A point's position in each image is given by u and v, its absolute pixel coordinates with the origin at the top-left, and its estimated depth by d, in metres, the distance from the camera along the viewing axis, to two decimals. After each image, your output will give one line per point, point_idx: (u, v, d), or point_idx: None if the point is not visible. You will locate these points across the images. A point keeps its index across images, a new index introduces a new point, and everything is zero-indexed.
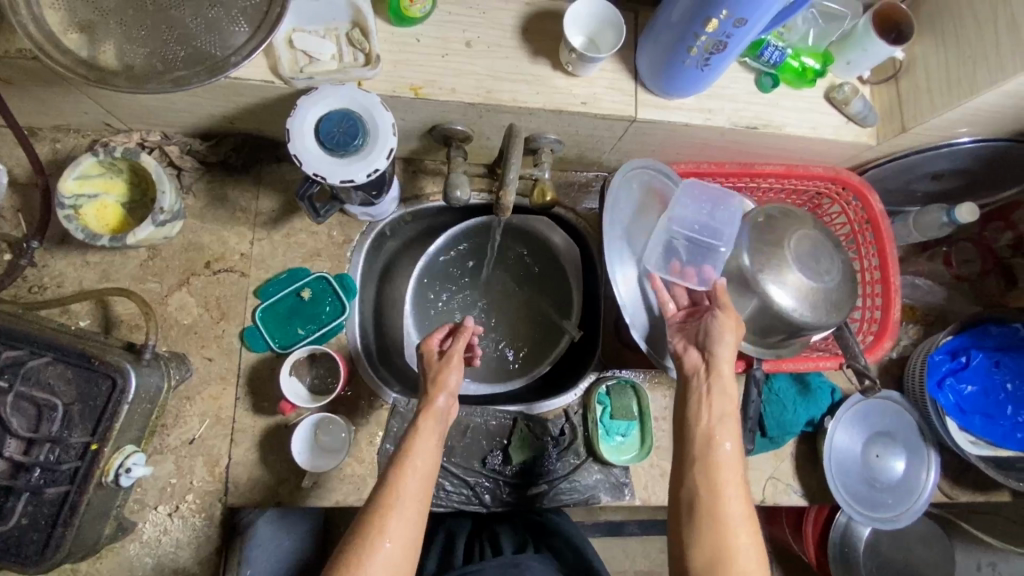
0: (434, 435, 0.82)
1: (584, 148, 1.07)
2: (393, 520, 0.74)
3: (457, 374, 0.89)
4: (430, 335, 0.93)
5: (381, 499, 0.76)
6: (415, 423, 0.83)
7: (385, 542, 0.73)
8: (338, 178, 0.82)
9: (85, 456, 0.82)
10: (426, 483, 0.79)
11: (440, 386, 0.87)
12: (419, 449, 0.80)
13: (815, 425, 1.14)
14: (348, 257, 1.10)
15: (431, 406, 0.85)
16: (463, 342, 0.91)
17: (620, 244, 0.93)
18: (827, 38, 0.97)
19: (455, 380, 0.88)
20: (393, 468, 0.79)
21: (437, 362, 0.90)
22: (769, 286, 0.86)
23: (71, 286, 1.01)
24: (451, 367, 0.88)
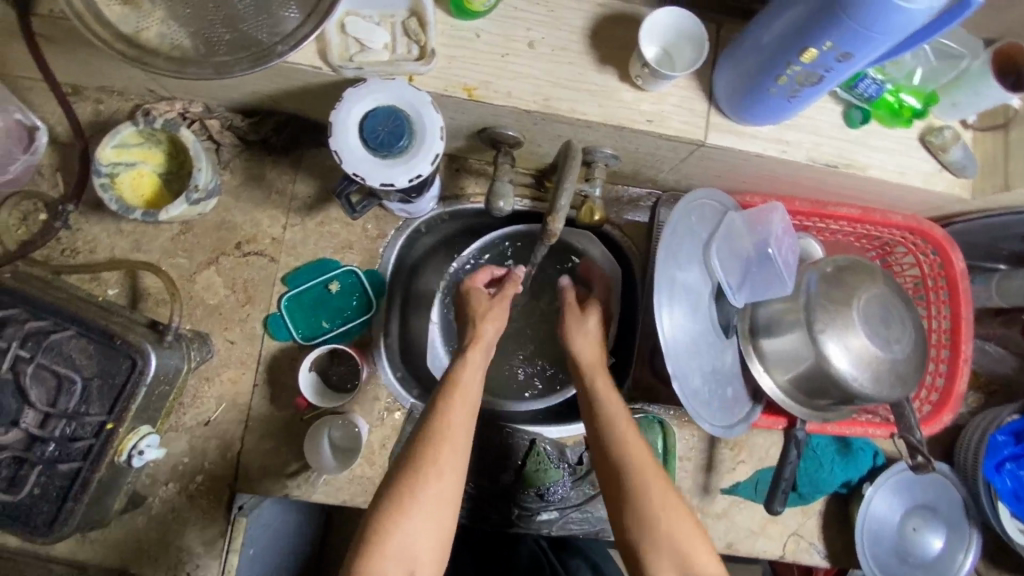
0: (477, 369, 0.86)
1: (641, 165, 0.99)
2: (445, 454, 0.76)
3: (502, 312, 0.94)
4: (475, 276, 0.99)
5: (434, 431, 0.77)
6: (463, 355, 0.87)
7: (438, 467, 0.75)
8: (377, 181, 0.77)
9: (100, 434, 0.81)
10: (473, 414, 0.81)
11: (486, 321, 0.92)
12: (466, 381, 0.83)
13: (850, 487, 1.06)
14: (380, 252, 1.06)
15: (478, 338, 0.90)
16: (511, 287, 0.97)
17: (673, 277, 0.79)
18: (935, 74, 0.86)
19: (501, 321, 0.93)
20: (443, 396, 0.81)
21: (486, 300, 0.95)
22: (827, 347, 0.78)
23: (102, 253, 1.00)
24: (500, 304, 0.94)
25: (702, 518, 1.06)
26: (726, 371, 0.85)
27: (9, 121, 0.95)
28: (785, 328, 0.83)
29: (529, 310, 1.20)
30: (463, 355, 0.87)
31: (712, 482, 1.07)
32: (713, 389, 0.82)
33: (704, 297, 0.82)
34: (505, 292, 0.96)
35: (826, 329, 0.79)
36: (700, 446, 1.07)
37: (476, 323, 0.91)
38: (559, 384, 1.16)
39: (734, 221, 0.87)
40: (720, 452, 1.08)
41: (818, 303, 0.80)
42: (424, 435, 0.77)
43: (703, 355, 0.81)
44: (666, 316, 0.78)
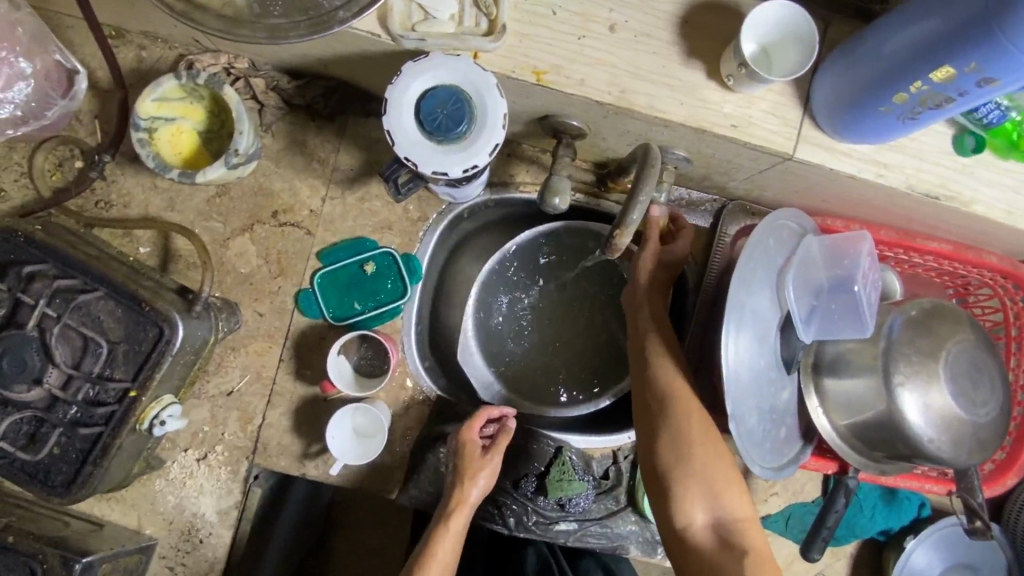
0: (455, 539, 0.86)
1: (712, 171, 0.91)
2: None
3: (488, 474, 0.89)
4: (472, 422, 0.92)
5: None
6: (446, 519, 0.87)
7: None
8: (430, 169, 0.71)
9: (123, 400, 0.79)
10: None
11: (472, 482, 0.89)
12: (443, 558, 0.84)
13: (888, 535, 1.00)
14: (420, 236, 1.01)
15: (463, 502, 0.88)
16: (504, 440, 0.93)
17: (745, 305, 0.72)
18: None
19: (488, 478, 0.90)
20: (419, 563, 0.83)
21: (478, 457, 0.90)
22: (903, 396, 0.72)
23: (137, 208, 0.97)
24: (486, 468, 0.89)
25: None
26: (781, 409, 0.79)
27: (48, 61, 0.89)
28: (855, 371, 0.76)
29: (566, 310, 1.14)
30: (444, 523, 0.86)
31: None
32: (767, 429, 0.76)
33: (772, 328, 0.75)
34: (498, 447, 0.92)
35: (905, 381, 0.72)
36: None
37: (463, 484, 0.89)
38: (591, 391, 1.11)
39: (814, 246, 0.79)
40: (752, 482, 1.02)
41: (899, 352, 0.73)
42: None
43: (762, 392, 0.75)
44: (734, 347, 0.71)
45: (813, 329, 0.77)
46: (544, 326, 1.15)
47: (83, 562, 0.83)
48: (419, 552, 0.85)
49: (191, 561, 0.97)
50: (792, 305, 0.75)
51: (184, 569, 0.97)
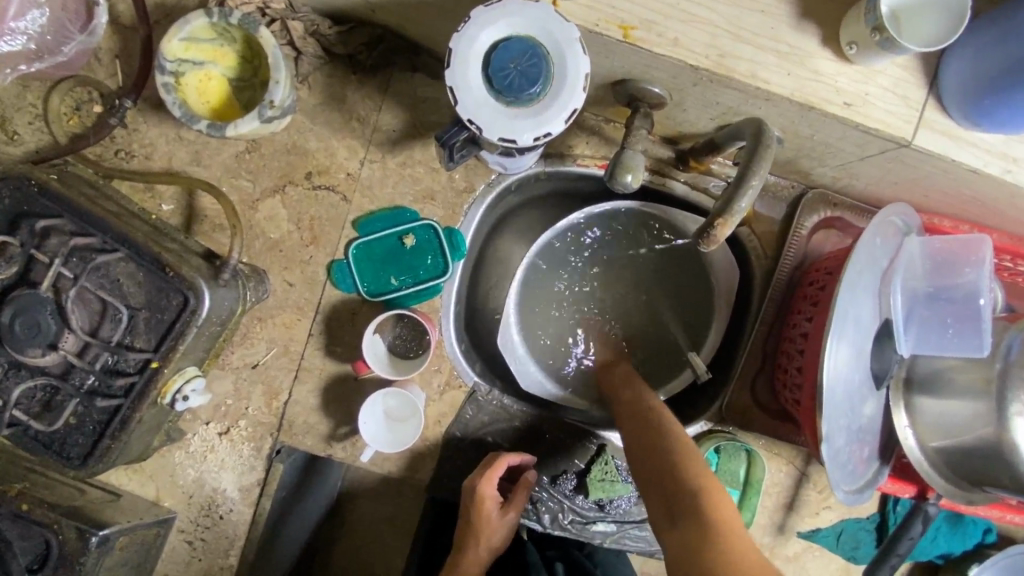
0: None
1: (800, 153, 0.80)
2: None
3: (501, 532, 0.88)
4: (490, 479, 0.85)
5: None
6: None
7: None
8: (497, 135, 0.62)
9: (143, 371, 0.73)
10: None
11: (482, 542, 0.87)
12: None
13: (948, 559, 0.93)
14: (465, 209, 0.92)
15: (473, 560, 0.87)
16: (521, 495, 0.89)
17: (842, 311, 0.65)
18: None
19: (498, 538, 0.88)
20: None
21: (493, 515, 0.87)
22: (1016, 424, 0.64)
23: (159, 161, 0.89)
24: (500, 526, 0.87)
25: (770, 560, 0.96)
26: (866, 425, 0.72)
27: None
28: (956, 391, 0.68)
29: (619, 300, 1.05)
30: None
31: (790, 523, 0.95)
32: (851, 447, 0.69)
33: (869, 338, 0.68)
34: (514, 505, 0.88)
35: (1022, 409, 0.64)
36: (785, 484, 0.95)
37: (475, 545, 0.87)
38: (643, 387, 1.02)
39: (915, 249, 0.71)
40: (805, 493, 0.95)
41: (1018, 376, 0.64)
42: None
43: (851, 408, 0.68)
44: (829, 358, 0.64)
45: (911, 337, 0.70)
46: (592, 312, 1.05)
47: (100, 535, 0.78)
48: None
49: (211, 536, 0.93)
50: (895, 313, 0.68)
51: (203, 543, 0.93)
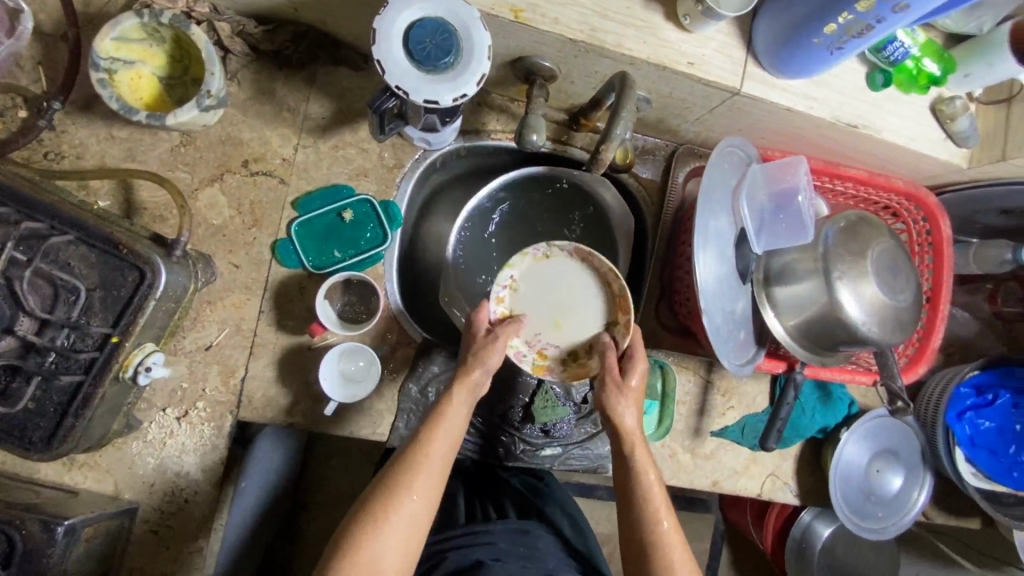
0: (466, 406, 0.82)
1: (667, 112, 1.00)
2: (418, 478, 0.75)
3: (499, 353, 0.86)
4: (480, 308, 0.91)
5: (402, 459, 0.76)
6: (455, 387, 0.83)
7: (419, 480, 0.75)
8: (421, 98, 0.74)
9: (104, 347, 0.76)
10: (456, 441, 0.80)
11: (484, 356, 0.85)
12: (454, 423, 0.81)
13: (826, 432, 1.15)
14: (397, 183, 1.03)
15: (474, 371, 0.84)
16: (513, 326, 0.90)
17: (703, 221, 0.84)
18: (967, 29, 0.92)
19: (498, 357, 0.86)
20: (422, 429, 0.79)
21: (483, 336, 0.88)
22: (840, 290, 0.85)
23: (92, 160, 0.92)
24: (496, 346, 0.86)
25: (692, 459, 1.12)
26: (740, 316, 0.90)
27: None
28: (799, 276, 0.88)
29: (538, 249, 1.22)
30: (456, 389, 0.83)
31: (704, 425, 1.13)
32: (728, 328, 0.88)
33: (728, 243, 0.87)
34: (501, 331, 0.88)
35: (841, 277, 0.85)
36: (695, 393, 1.13)
37: (473, 358, 0.85)
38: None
39: (755, 172, 0.91)
40: (712, 398, 1.13)
41: (835, 255, 0.85)
42: (401, 463, 0.76)
43: (725, 298, 0.87)
44: (699, 258, 0.83)
45: (763, 239, 0.90)
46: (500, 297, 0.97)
47: (66, 525, 0.79)
48: (430, 417, 0.80)
49: (177, 522, 0.94)
50: (746, 222, 0.88)
51: (169, 531, 0.94)
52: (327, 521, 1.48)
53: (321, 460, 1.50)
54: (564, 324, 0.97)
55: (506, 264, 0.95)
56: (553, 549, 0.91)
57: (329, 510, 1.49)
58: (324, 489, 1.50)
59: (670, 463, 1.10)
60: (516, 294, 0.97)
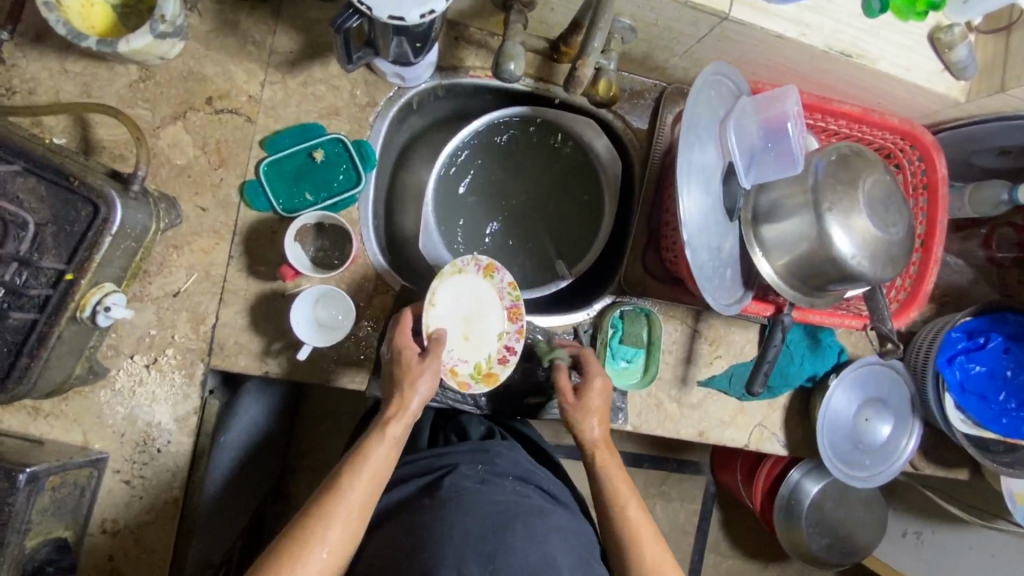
0: (392, 446, 0.80)
1: (653, 45, 0.96)
2: (333, 526, 0.73)
3: (428, 383, 0.84)
4: (403, 329, 0.87)
5: (321, 502, 0.75)
6: (383, 427, 0.81)
7: (331, 528, 0.73)
8: (386, 14, 0.69)
9: (58, 285, 0.73)
10: (377, 485, 0.78)
11: (415, 388, 0.83)
12: (375, 465, 0.78)
13: (815, 381, 1.13)
14: (370, 122, 0.98)
15: (402, 408, 0.82)
16: (440, 347, 0.87)
17: (689, 152, 0.80)
18: None
19: (427, 386, 0.84)
20: (345, 469, 0.78)
21: (414, 361, 0.84)
22: (831, 225, 0.82)
23: (45, 95, 0.87)
24: (424, 375, 0.84)
25: (679, 409, 1.09)
26: (728, 254, 0.87)
27: None
28: (788, 212, 0.85)
29: (524, 194, 1.17)
30: (381, 430, 0.81)
31: (691, 374, 1.10)
32: (715, 266, 0.84)
33: (716, 176, 0.83)
34: (434, 352, 0.86)
35: (831, 212, 0.82)
36: (682, 342, 1.10)
37: (401, 391, 0.83)
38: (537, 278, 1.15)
39: (744, 102, 0.86)
40: (699, 347, 1.10)
41: (825, 187, 0.82)
42: (316, 508, 0.74)
43: (712, 235, 0.83)
44: (684, 189, 0.79)
45: (751, 174, 0.86)
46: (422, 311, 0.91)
47: (27, 473, 0.77)
48: (351, 458, 0.78)
49: (149, 472, 0.92)
50: (734, 155, 0.84)
51: (142, 481, 0.92)
52: (314, 483, 1.46)
53: (307, 424, 1.48)
54: (471, 339, 0.93)
55: (432, 277, 0.91)
56: (516, 466, 0.91)
57: (315, 474, 1.47)
58: (310, 452, 1.47)
59: (656, 413, 1.07)
60: (434, 310, 0.92)
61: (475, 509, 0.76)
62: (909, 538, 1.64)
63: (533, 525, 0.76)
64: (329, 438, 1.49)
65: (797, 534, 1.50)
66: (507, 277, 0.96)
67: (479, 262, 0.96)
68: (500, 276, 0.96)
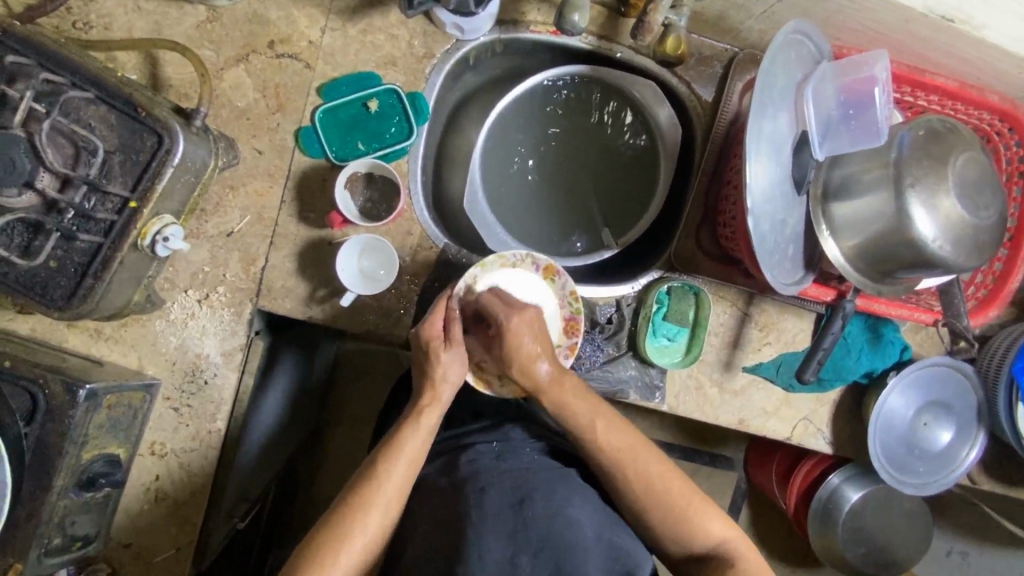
0: (426, 435, 0.81)
1: (728, 4, 0.91)
2: (372, 512, 0.74)
3: (459, 368, 0.84)
4: (431, 318, 0.84)
5: (358, 493, 0.75)
6: (415, 418, 0.81)
7: (373, 514, 0.74)
8: None
9: (123, 212, 0.76)
10: (414, 471, 0.78)
11: (445, 380, 0.83)
12: (412, 453, 0.78)
13: (871, 378, 1.06)
14: (426, 74, 0.97)
15: (436, 397, 0.83)
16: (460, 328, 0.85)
17: (762, 114, 0.74)
18: None
19: (457, 374, 0.84)
20: (381, 459, 0.77)
21: (444, 350, 0.83)
22: (914, 207, 0.75)
23: (119, 31, 0.90)
24: (455, 362, 0.84)
25: (719, 394, 1.04)
26: (791, 230, 0.82)
27: None
28: (864, 189, 0.79)
29: (575, 160, 1.14)
30: (416, 418, 0.81)
31: (736, 359, 1.04)
32: (777, 240, 0.79)
33: (787, 144, 0.78)
34: (459, 341, 0.84)
35: (914, 192, 0.75)
36: (730, 324, 1.04)
37: (434, 383, 0.83)
38: (581, 245, 1.12)
39: (825, 66, 0.80)
40: (748, 331, 1.05)
41: (909, 162, 0.76)
42: (356, 494, 0.75)
43: (777, 208, 0.78)
44: (753, 154, 0.74)
45: (825, 145, 0.80)
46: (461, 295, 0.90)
47: (87, 389, 0.81)
48: (387, 446, 0.79)
49: (197, 402, 0.96)
50: (809, 123, 0.78)
51: (189, 410, 0.96)
52: (347, 437, 1.50)
53: (346, 379, 1.51)
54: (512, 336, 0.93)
55: (475, 264, 0.89)
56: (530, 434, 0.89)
57: (349, 429, 1.51)
58: (346, 407, 1.51)
59: (696, 395, 1.03)
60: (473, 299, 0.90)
61: (491, 482, 0.73)
62: (952, 558, 1.54)
63: (555, 492, 0.73)
64: (365, 396, 1.52)
65: (831, 540, 1.43)
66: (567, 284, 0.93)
67: (538, 261, 0.93)
68: (560, 281, 0.93)
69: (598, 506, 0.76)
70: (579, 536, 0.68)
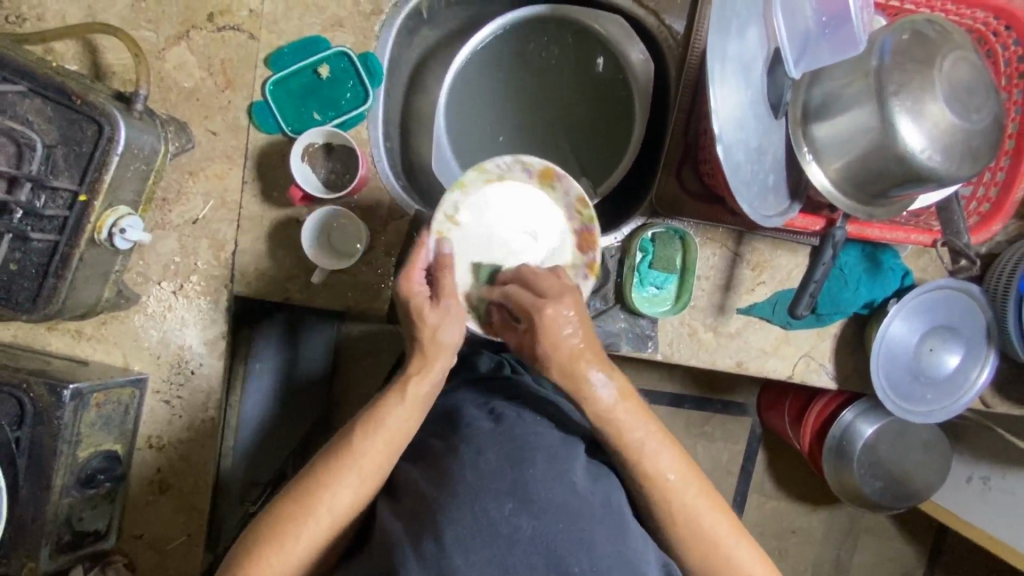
0: (411, 407, 0.71)
1: None
2: (340, 482, 0.67)
3: (455, 327, 0.75)
4: (410, 272, 0.76)
5: (332, 457, 0.68)
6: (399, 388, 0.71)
7: (339, 491, 0.66)
8: None
9: (73, 207, 0.74)
10: (393, 451, 0.69)
11: (438, 348, 0.74)
12: (391, 430, 0.69)
13: (872, 308, 1.02)
14: (376, 33, 0.92)
15: (425, 367, 0.73)
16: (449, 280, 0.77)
17: (726, 34, 0.69)
18: None
19: (449, 336, 0.74)
20: (359, 426, 0.70)
21: (428, 307, 0.74)
22: (899, 119, 0.69)
23: (53, 21, 0.87)
24: (449, 322, 0.74)
25: (713, 339, 1.01)
26: (768, 155, 0.77)
27: None
28: (845, 105, 0.73)
29: (548, 107, 1.10)
30: (400, 390, 0.72)
31: (730, 302, 1.01)
32: (754, 168, 0.75)
33: (756, 65, 0.73)
34: (448, 290, 0.76)
35: (900, 104, 0.69)
36: (721, 266, 1.01)
37: (424, 349, 0.74)
38: None
39: None
40: (740, 272, 1.01)
41: (891, 69, 0.70)
42: (330, 456, 0.69)
43: (750, 133, 0.73)
44: (718, 78, 0.68)
45: (800, 63, 0.74)
46: (443, 227, 0.85)
47: (71, 389, 0.81)
48: (365, 418, 0.70)
49: (186, 393, 0.96)
50: (780, 39, 0.73)
51: (180, 401, 0.96)
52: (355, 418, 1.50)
53: (348, 361, 1.51)
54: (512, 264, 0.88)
55: (455, 187, 0.85)
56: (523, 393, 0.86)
57: (356, 410, 1.51)
58: (351, 389, 1.51)
59: (690, 342, 1.00)
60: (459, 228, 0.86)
61: (492, 441, 0.61)
62: (973, 484, 1.51)
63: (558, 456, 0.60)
64: (370, 377, 1.51)
65: (846, 476, 1.42)
66: (570, 187, 0.89)
67: (532, 168, 0.89)
68: (561, 186, 0.89)
69: (594, 471, 0.64)
70: (582, 503, 0.56)
